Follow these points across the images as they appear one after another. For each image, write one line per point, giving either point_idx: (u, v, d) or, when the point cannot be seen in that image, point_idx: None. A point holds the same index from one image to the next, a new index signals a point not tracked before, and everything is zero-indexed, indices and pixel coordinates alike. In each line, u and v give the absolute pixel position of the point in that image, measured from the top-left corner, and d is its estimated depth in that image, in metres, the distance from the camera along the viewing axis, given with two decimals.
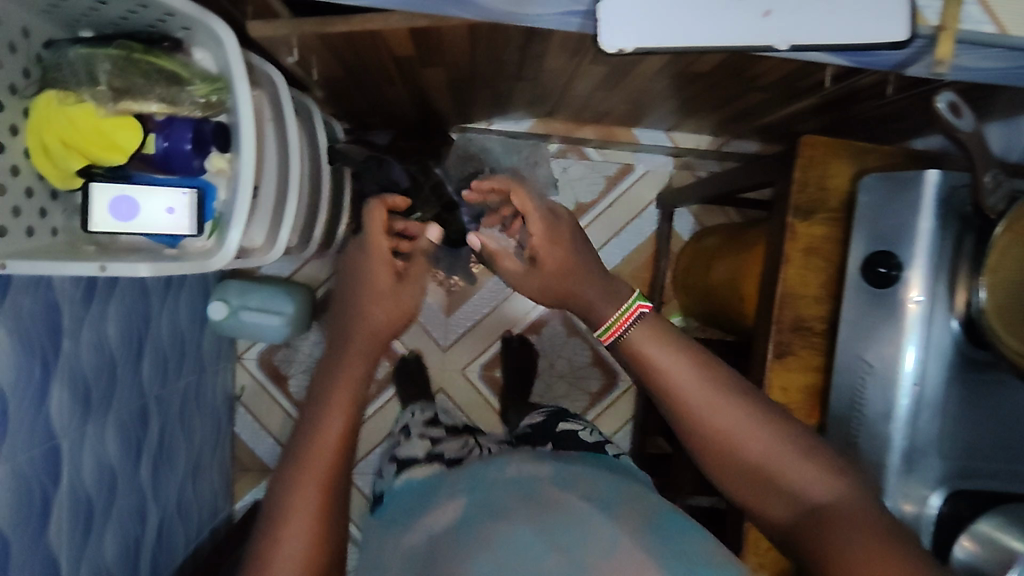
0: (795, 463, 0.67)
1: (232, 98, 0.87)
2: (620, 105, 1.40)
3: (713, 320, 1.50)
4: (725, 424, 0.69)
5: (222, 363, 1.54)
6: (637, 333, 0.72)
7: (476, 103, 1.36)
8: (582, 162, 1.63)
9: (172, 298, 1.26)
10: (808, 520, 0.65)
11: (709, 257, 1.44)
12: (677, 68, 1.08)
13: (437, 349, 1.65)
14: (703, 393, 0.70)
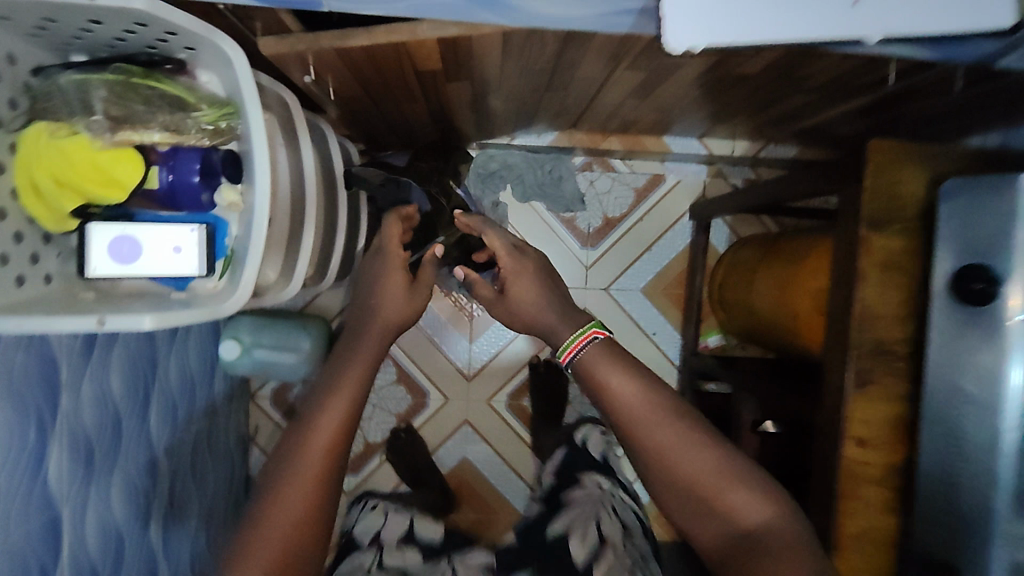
0: (732, 486, 0.83)
1: (243, 122, 0.79)
2: (651, 114, 1.32)
3: (754, 338, 1.42)
4: (672, 445, 0.86)
5: (236, 403, 1.45)
6: (601, 359, 0.92)
7: (498, 118, 1.28)
8: (608, 175, 1.53)
9: (181, 341, 1.17)
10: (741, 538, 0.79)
11: (752, 271, 1.36)
12: (722, 73, 0.99)
13: (462, 379, 1.55)
14: (655, 420, 0.87)
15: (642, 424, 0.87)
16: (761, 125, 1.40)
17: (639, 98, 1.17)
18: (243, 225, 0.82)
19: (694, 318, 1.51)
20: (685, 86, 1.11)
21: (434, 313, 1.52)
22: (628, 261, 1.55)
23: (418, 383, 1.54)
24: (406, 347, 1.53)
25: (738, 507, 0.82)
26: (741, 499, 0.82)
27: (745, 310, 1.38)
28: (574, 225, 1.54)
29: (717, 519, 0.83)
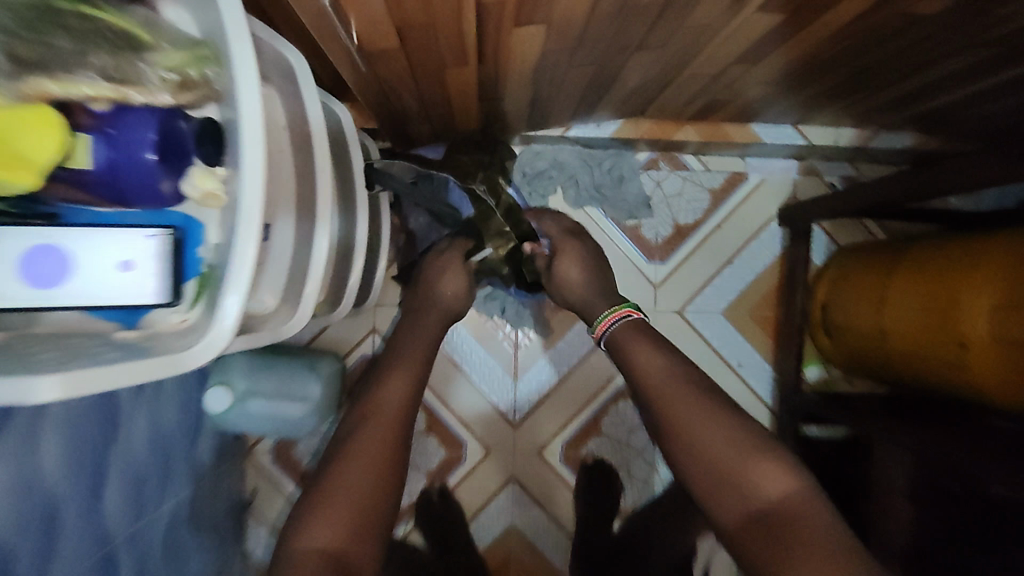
0: (760, 462, 0.74)
1: (227, 74, 0.51)
2: (742, 97, 1.06)
3: (879, 374, 1.12)
4: (696, 423, 0.79)
5: (228, 463, 1.17)
6: (626, 332, 0.90)
7: (555, 101, 1.02)
8: (679, 174, 1.26)
9: (150, 395, 0.90)
10: (764, 525, 0.70)
11: (873, 296, 1.07)
12: (875, 22, 0.74)
13: (504, 426, 1.26)
14: (677, 392, 0.82)
15: (666, 399, 0.82)
16: (866, 114, 1.13)
17: (739, 70, 0.92)
18: (227, 231, 0.54)
19: (790, 345, 1.23)
20: (807, 50, 0.85)
21: (463, 338, 1.26)
22: (704, 278, 1.27)
23: (452, 432, 1.26)
24: (437, 387, 1.26)
25: (765, 486, 0.72)
26: (770, 476, 0.73)
27: (866, 342, 1.10)
28: (638, 236, 1.27)
29: (740, 500, 0.73)
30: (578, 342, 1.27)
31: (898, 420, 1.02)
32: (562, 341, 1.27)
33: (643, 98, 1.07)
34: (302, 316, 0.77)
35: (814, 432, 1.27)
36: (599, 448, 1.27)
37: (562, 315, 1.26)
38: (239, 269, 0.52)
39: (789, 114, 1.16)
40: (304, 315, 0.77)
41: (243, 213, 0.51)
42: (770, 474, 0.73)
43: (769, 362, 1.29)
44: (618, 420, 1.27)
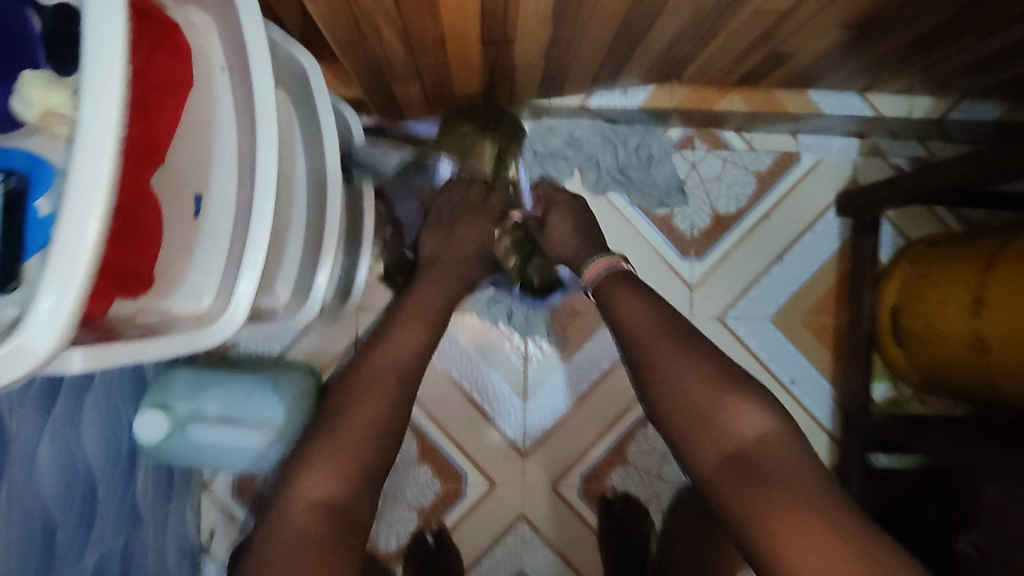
0: (734, 401, 0.62)
1: None
2: (801, 57, 0.86)
3: (971, 390, 0.91)
4: (665, 358, 0.66)
5: (175, 501, 0.96)
6: (606, 279, 0.75)
7: (574, 61, 0.83)
8: (718, 154, 1.07)
9: (60, 418, 0.70)
10: (736, 472, 0.59)
11: (953, 300, 0.88)
12: None
13: (512, 455, 1.06)
14: (650, 329, 0.68)
15: (640, 340, 0.68)
16: (943, 82, 0.94)
17: (809, 15, 0.72)
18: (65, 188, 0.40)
19: (854, 358, 1.03)
20: None
21: (463, 348, 1.06)
22: (750, 279, 1.07)
23: (449, 461, 1.05)
24: (431, 407, 1.05)
25: (740, 430, 0.61)
26: (744, 418, 0.61)
27: (954, 354, 0.89)
28: (671, 227, 1.07)
29: (711, 444, 0.62)
30: (602, 353, 1.07)
31: (991, 445, 0.82)
32: (583, 352, 1.07)
33: (680, 59, 0.88)
34: (233, 316, 0.58)
35: (879, 463, 1.07)
36: (624, 481, 1.07)
37: (580, 322, 1.07)
38: (73, 253, 0.35)
39: (855, 82, 0.96)
40: (236, 317, 0.58)
41: (83, 169, 0.36)
42: (741, 414, 0.61)
43: (827, 378, 1.08)
44: (648, 447, 1.07)
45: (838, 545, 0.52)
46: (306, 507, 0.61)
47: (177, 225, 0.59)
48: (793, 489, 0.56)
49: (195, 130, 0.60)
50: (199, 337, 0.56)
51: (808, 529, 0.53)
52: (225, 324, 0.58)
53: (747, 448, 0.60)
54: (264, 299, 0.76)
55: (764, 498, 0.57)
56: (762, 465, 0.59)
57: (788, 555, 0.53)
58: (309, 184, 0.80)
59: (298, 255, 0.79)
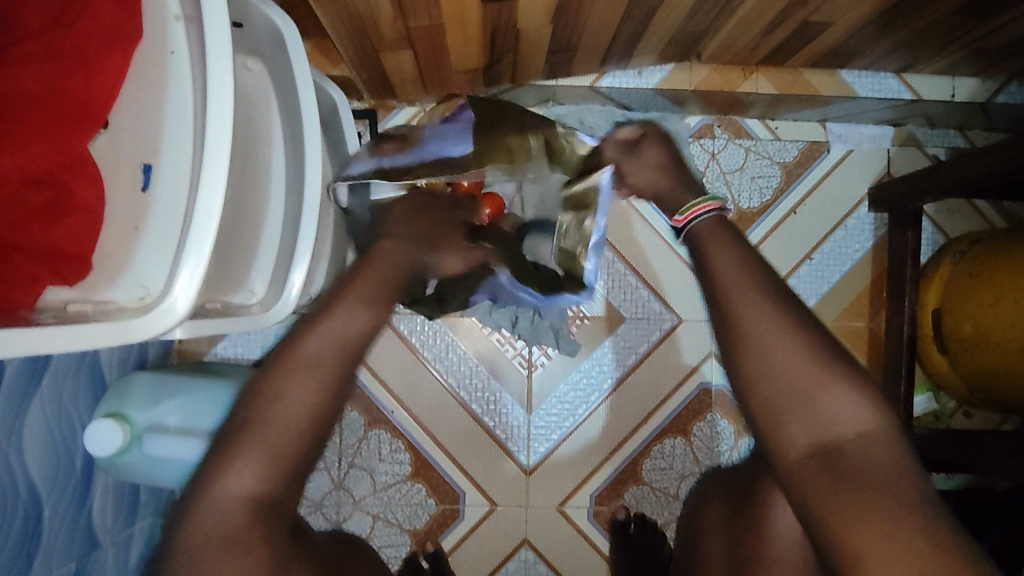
0: (836, 384, 0.48)
1: None
2: (835, 32, 0.78)
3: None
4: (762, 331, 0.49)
5: (139, 522, 0.85)
6: (707, 225, 0.56)
7: (584, 32, 0.75)
8: (740, 143, 0.98)
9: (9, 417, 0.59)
10: (829, 465, 0.46)
11: (989, 305, 0.81)
12: None
13: (514, 473, 0.96)
14: (738, 286, 0.51)
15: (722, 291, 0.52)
16: (988, 60, 0.85)
17: None
18: None
19: (894, 367, 0.93)
20: None
21: (463, 355, 0.97)
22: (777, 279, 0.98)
23: (445, 479, 0.95)
24: (426, 419, 0.96)
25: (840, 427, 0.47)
26: (850, 406, 0.48)
27: (992, 366, 0.81)
28: None
29: (804, 425, 0.48)
30: (614, 361, 0.98)
31: None
32: (596, 359, 0.98)
33: (701, 33, 0.79)
34: (174, 307, 0.49)
35: None
36: (638, 501, 0.97)
37: (589, 328, 0.98)
38: None
39: (892, 61, 0.88)
40: (178, 308, 0.49)
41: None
42: (849, 401, 0.48)
43: None
44: (665, 464, 0.97)
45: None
46: (232, 502, 0.48)
47: (121, 201, 0.52)
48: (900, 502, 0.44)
49: (148, 90, 0.52)
50: (135, 329, 0.48)
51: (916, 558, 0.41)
52: (167, 316, 0.49)
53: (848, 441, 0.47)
54: (234, 293, 0.69)
55: (859, 504, 0.44)
56: (863, 467, 0.45)
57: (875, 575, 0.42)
58: (287, 166, 0.71)
59: (273, 246, 0.71)
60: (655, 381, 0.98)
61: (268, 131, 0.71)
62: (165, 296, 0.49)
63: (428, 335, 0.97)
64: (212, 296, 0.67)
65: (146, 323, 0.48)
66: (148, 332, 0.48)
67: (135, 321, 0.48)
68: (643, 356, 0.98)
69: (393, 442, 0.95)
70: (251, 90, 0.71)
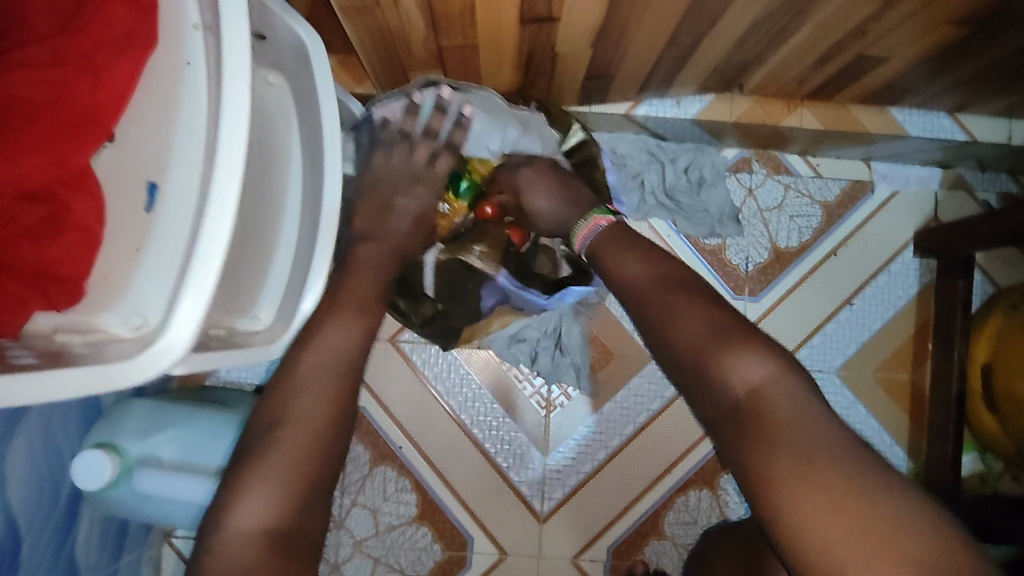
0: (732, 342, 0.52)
1: None
2: (889, 68, 0.74)
3: None
4: (687, 329, 0.54)
5: (127, 557, 0.80)
6: (600, 239, 0.67)
7: (625, 61, 0.71)
8: (780, 179, 0.94)
9: None
10: (735, 432, 0.49)
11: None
12: None
13: (527, 521, 0.90)
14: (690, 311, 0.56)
15: (654, 300, 0.59)
16: None
17: (918, 6, 0.59)
18: None
19: (941, 426, 0.87)
20: None
21: (478, 390, 0.91)
22: (814, 324, 0.92)
23: (454, 523, 0.90)
24: (436, 457, 0.90)
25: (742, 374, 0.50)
26: (739, 370, 0.50)
27: None
28: (721, 261, 0.92)
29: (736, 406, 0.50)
30: (637, 405, 0.92)
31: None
32: (617, 400, 0.92)
33: (747, 64, 0.75)
34: (170, 348, 0.43)
35: None
36: (659, 556, 0.90)
37: (613, 368, 0.92)
38: None
39: (945, 101, 0.83)
40: (172, 351, 0.43)
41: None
42: (744, 360, 0.50)
43: (902, 447, 0.91)
44: (688, 518, 0.91)
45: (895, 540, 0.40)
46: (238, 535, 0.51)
47: (123, 220, 0.47)
48: (814, 452, 0.45)
49: (163, 104, 0.48)
50: (122, 374, 0.42)
51: (839, 505, 0.42)
52: (159, 358, 0.43)
53: (743, 402, 0.49)
54: (240, 318, 0.65)
55: (781, 459, 0.45)
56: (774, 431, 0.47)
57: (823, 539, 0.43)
58: (305, 187, 0.68)
59: (286, 269, 0.67)
60: (680, 429, 0.92)
61: (286, 150, 0.67)
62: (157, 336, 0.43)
63: (442, 366, 0.91)
64: (217, 321, 0.63)
65: (133, 367, 0.43)
66: (137, 377, 0.43)
67: (122, 364, 0.42)
68: (668, 401, 0.92)
69: (399, 481, 0.90)
70: (271, 107, 0.68)
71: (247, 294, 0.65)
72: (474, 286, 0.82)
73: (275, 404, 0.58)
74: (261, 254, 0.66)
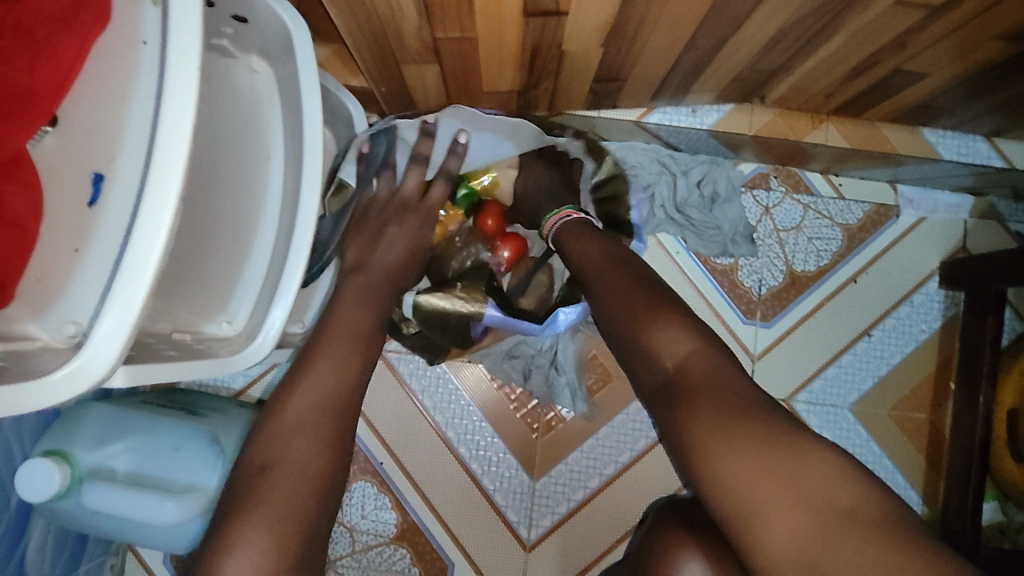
0: (662, 316, 0.53)
1: None
2: (926, 85, 0.68)
3: None
4: (639, 308, 0.54)
5: (86, 566, 0.74)
6: (566, 228, 0.66)
7: (638, 65, 0.66)
8: (799, 198, 0.88)
9: None
10: (674, 405, 0.48)
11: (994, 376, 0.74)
12: None
13: (512, 548, 0.84)
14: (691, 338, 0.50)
15: (636, 318, 0.54)
16: None
17: (965, 19, 0.54)
18: None
19: (961, 473, 0.81)
20: None
21: (467, 407, 0.86)
22: (828, 354, 0.86)
23: (434, 546, 0.84)
24: (419, 475, 0.85)
25: (666, 348, 0.51)
26: (668, 336, 0.51)
27: None
28: (732, 282, 0.86)
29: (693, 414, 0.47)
30: (634, 431, 0.86)
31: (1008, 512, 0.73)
32: (614, 424, 0.87)
33: (771, 74, 0.70)
34: (98, 359, 0.38)
35: None
36: None
37: (610, 389, 0.87)
38: None
39: (981, 124, 0.78)
40: (95, 371, 0.38)
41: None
42: (669, 331, 0.52)
43: (918, 491, 0.85)
44: None
45: (792, 480, 0.41)
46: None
47: (63, 214, 0.42)
48: (735, 412, 0.45)
49: (119, 91, 0.43)
50: (39, 392, 0.37)
51: (743, 442, 0.43)
52: (79, 381, 0.38)
53: (676, 372, 0.50)
54: (206, 324, 0.60)
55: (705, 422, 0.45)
56: (703, 393, 0.47)
57: (727, 479, 0.43)
58: (285, 184, 0.62)
59: (260, 272, 0.62)
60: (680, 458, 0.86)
61: (267, 143, 0.63)
62: (81, 349, 0.38)
63: (430, 379, 0.86)
64: (180, 326, 0.58)
65: (52, 389, 0.37)
66: (57, 401, 0.38)
67: (36, 384, 0.37)
68: None
69: (379, 497, 0.85)
70: (253, 96, 0.62)
71: (216, 297, 0.60)
72: (458, 319, 0.71)
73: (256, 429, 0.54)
74: (234, 254, 0.61)
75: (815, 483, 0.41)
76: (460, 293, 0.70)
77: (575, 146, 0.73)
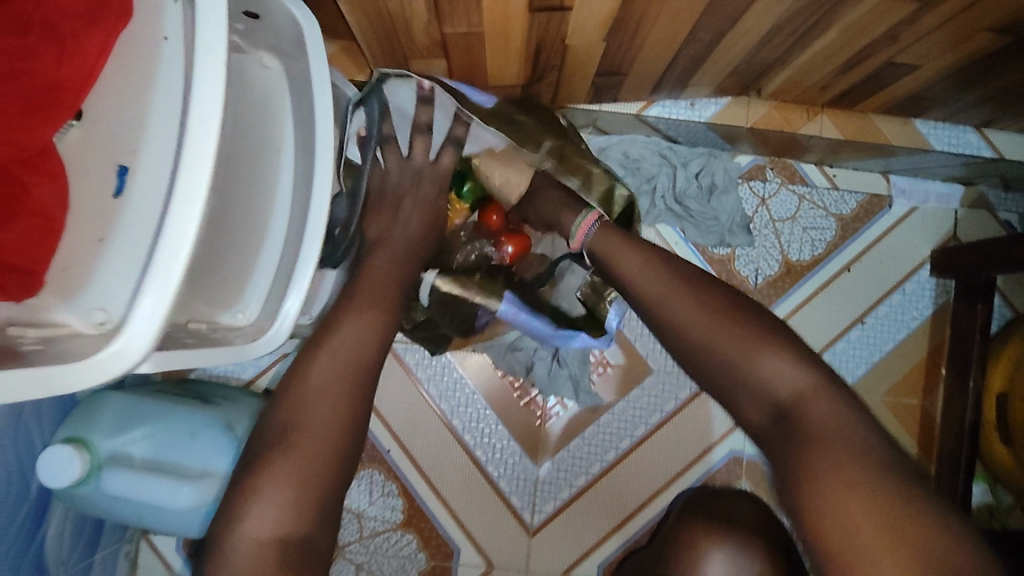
0: (763, 346, 0.53)
1: None
2: (917, 77, 0.70)
3: None
4: (728, 339, 0.54)
5: (102, 552, 0.76)
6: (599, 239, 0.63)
7: (639, 59, 0.67)
8: (794, 189, 0.90)
9: None
10: (781, 435, 0.51)
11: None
12: None
13: (516, 532, 0.86)
14: None
15: (727, 347, 0.54)
16: None
17: (953, 13, 0.56)
18: None
19: (952, 455, 0.83)
20: None
21: (471, 396, 0.88)
22: (823, 342, 0.89)
23: (440, 532, 0.86)
24: (425, 463, 0.87)
25: (769, 381, 0.52)
26: (779, 370, 0.52)
27: None
28: (730, 272, 0.89)
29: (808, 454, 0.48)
30: (634, 419, 0.89)
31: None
32: (614, 412, 0.89)
33: (767, 67, 0.72)
34: (128, 342, 0.39)
35: None
36: None
37: (611, 378, 0.89)
38: None
39: (972, 116, 0.80)
40: (130, 353, 0.39)
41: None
42: (772, 363, 0.52)
43: None
44: None
45: (900, 527, 0.43)
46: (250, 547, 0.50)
47: (87, 205, 0.43)
48: (847, 452, 0.47)
49: (144, 83, 0.44)
50: (74, 374, 0.39)
51: (854, 485, 0.45)
52: (114, 362, 0.39)
53: (786, 402, 0.51)
54: (222, 314, 0.61)
55: (820, 463, 0.47)
56: (813, 428, 0.49)
57: (828, 518, 0.45)
58: (295, 176, 0.64)
59: (273, 263, 0.63)
60: (677, 444, 0.88)
61: (278, 136, 0.64)
62: (117, 335, 0.40)
63: (436, 369, 0.88)
64: (196, 315, 0.59)
65: (84, 371, 0.39)
66: (94, 381, 0.39)
67: (75, 366, 0.39)
68: (667, 415, 0.89)
69: (387, 485, 0.87)
70: (265, 90, 0.64)
71: (230, 287, 0.62)
72: (469, 310, 0.73)
73: (267, 412, 0.56)
74: (248, 245, 0.62)
75: (925, 531, 0.43)
76: (477, 292, 0.70)
77: (546, 164, 0.70)
